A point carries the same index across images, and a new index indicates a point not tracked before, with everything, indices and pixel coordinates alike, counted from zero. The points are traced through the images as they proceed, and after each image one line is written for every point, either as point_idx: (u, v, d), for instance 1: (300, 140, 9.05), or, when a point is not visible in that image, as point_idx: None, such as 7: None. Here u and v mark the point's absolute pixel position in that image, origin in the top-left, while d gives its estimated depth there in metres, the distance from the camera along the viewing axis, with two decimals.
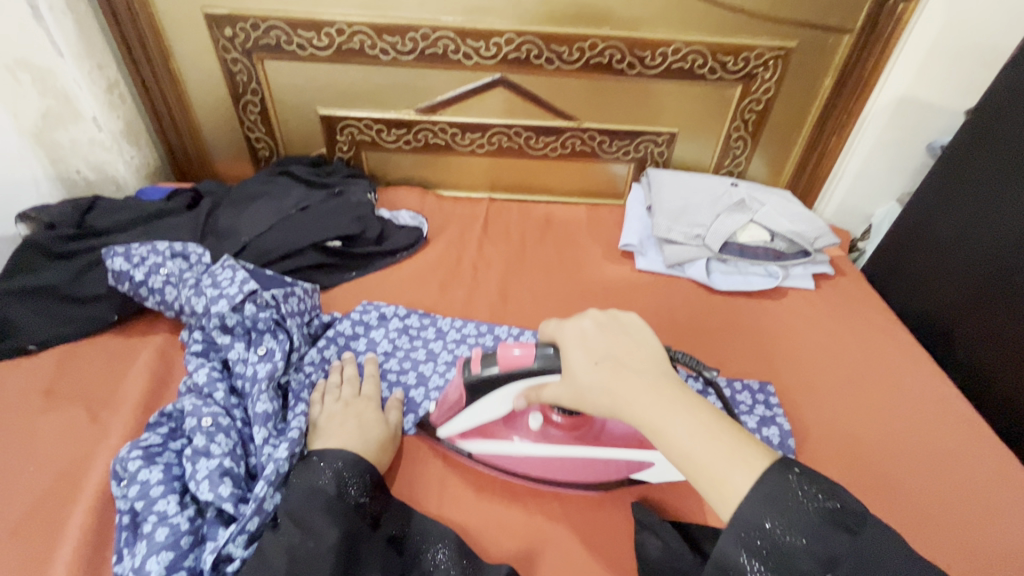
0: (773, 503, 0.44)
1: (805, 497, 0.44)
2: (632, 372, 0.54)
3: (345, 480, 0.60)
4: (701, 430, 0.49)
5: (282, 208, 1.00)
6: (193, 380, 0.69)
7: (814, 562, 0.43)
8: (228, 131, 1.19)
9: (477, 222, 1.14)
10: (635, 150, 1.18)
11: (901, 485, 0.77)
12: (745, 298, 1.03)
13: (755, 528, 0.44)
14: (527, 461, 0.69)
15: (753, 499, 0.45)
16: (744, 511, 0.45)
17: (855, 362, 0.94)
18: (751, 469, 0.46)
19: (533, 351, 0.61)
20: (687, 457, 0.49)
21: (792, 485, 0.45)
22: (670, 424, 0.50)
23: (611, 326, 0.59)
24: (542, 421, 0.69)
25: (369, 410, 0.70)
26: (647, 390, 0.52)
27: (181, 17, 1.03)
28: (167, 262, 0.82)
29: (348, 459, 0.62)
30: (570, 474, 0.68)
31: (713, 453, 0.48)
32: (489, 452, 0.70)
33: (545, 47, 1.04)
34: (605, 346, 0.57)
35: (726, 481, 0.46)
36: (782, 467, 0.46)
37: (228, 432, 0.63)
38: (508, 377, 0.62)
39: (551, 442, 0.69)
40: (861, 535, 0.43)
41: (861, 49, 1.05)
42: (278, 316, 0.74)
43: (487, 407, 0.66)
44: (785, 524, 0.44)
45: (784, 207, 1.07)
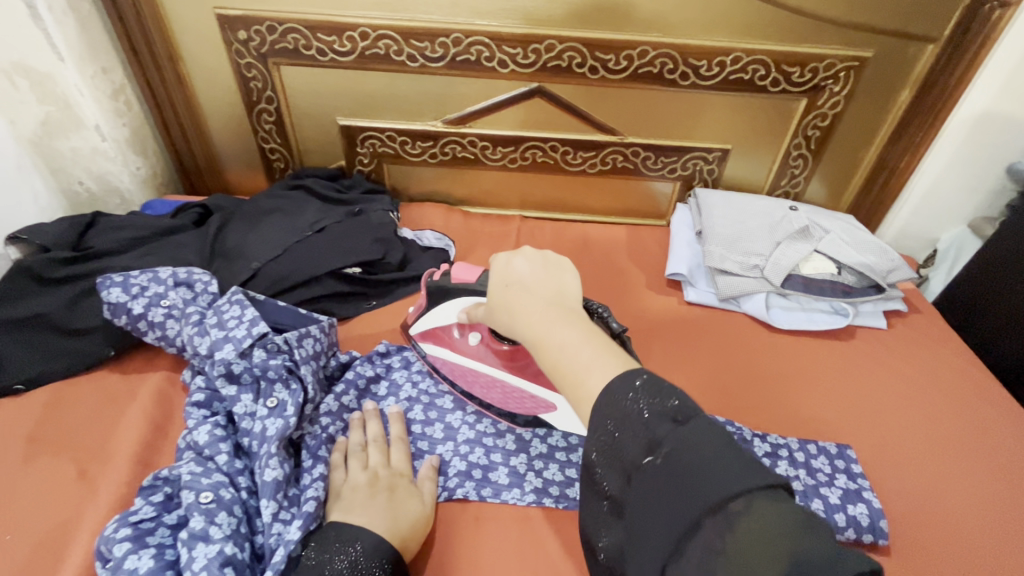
0: (609, 399, 0.43)
1: (641, 394, 0.42)
2: (535, 295, 0.53)
3: (361, 567, 0.51)
4: (580, 342, 0.48)
5: (297, 228, 0.91)
6: (193, 439, 0.60)
7: (638, 448, 0.41)
8: (241, 141, 1.10)
9: (508, 245, 1.04)
10: (682, 168, 1.07)
11: (1009, 572, 0.66)
12: (808, 338, 0.92)
13: (596, 420, 0.43)
14: (461, 371, 0.72)
15: (601, 400, 0.43)
16: (591, 407, 0.44)
17: (941, 415, 0.83)
18: (605, 376, 0.45)
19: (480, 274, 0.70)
20: (558, 365, 0.48)
21: (631, 385, 0.43)
22: (550, 335, 0.49)
23: (537, 260, 0.57)
24: (482, 339, 0.71)
25: (396, 481, 0.61)
26: (541, 308, 0.51)
27: (191, 18, 0.94)
28: (169, 292, 0.74)
29: (368, 547, 0.53)
30: (494, 395, 0.71)
31: (579, 362, 0.47)
32: (434, 353, 0.74)
33: (589, 54, 0.93)
34: (522, 274, 0.55)
35: (583, 384, 0.45)
36: (630, 374, 0.44)
37: (232, 508, 0.54)
38: (457, 290, 0.69)
39: (484, 361, 0.71)
40: (687, 427, 0.40)
41: (946, 59, 0.92)
42: (291, 362, 0.65)
43: (437, 316, 0.72)
44: (613, 417, 0.42)
45: (852, 235, 0.96)
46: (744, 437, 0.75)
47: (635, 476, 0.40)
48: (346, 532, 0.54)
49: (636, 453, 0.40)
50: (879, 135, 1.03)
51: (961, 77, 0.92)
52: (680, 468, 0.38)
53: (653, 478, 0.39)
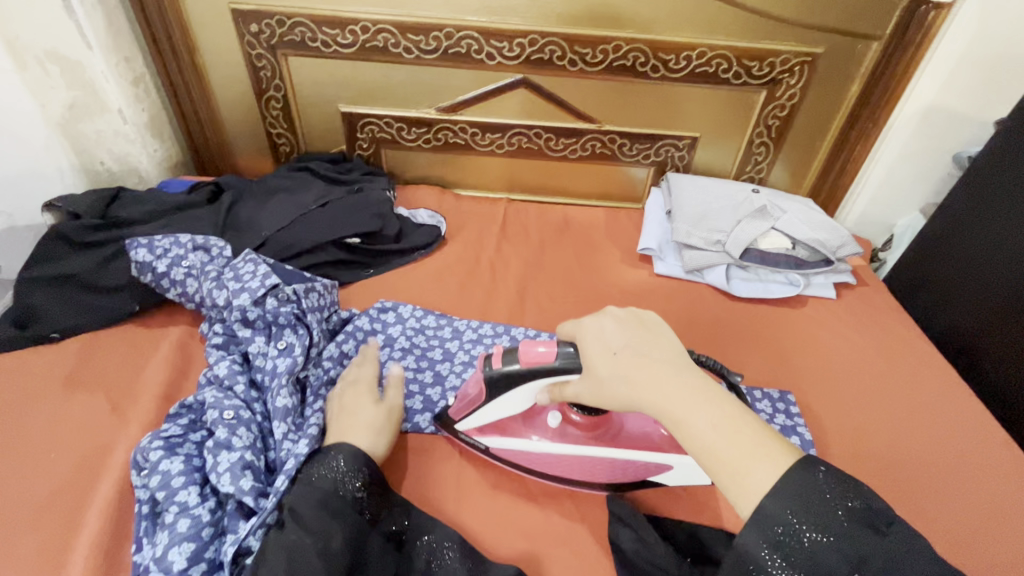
0: (801, 499, 0.46)
1: (833, 497, 0.46)
2: (652, 363, 0.55)
3: (343, 473, 0.59)
4: (721, 424, 0.51)
5: (303, 203, 1.00)
6: (214, 373, 0.69)
7: (841, 560, 0.44)
8: (251, 127, 1.20)
9: (495, 223, 1.13)
10: (655, 154, 1.17)
11: (923, 501, 0.76)
12: (764, 307, 1.02)
13: (776, 518, 0.46)
14: (545, 459, 0.69)
15: (780, 495, 0.46)
16: (767, 505, 0.46)
17: (876, 372, 0.93)
18: (776, 468, 0.48)
19: (556, 349, 0.61)
20: (706, 446, 0.51)
21: (820, 484, 0.46)
22: (692, 417, 0.52)
23: (627, 319, 0.60)
24: (560, 419, 0.69)
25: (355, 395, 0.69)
26: (669, 379, 0.54)
27: (207, 13, 1.04)
28: (189, 254, 0.83)
29: (343, 454, 0.61)
30: (588, 474, 0.68)
31: (734, 448, 0.50)
32: (507, 448, 0.69)
33: (568, 48, 1.03)
34: (624, 339, 0.58)
35: (748, 475, 0.48)
36: (808, 467, 0.47)
37: (250, 426, 0.64)
38: (529, 375, 0.62)
39: (569, 442, 0.68)
40: (889, 535, 0.45)
41: (891, 56, 1.02)
42: (299, 311, 0.74)
43: (510, 402, 0.66)
44: (811, 517, 0.45)
45: (806, 215, 1.06)
46: None
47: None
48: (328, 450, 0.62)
49: (843, 565, 0.44)
50: (834, 126, 1.13)
51: (904, 72, 1.02)
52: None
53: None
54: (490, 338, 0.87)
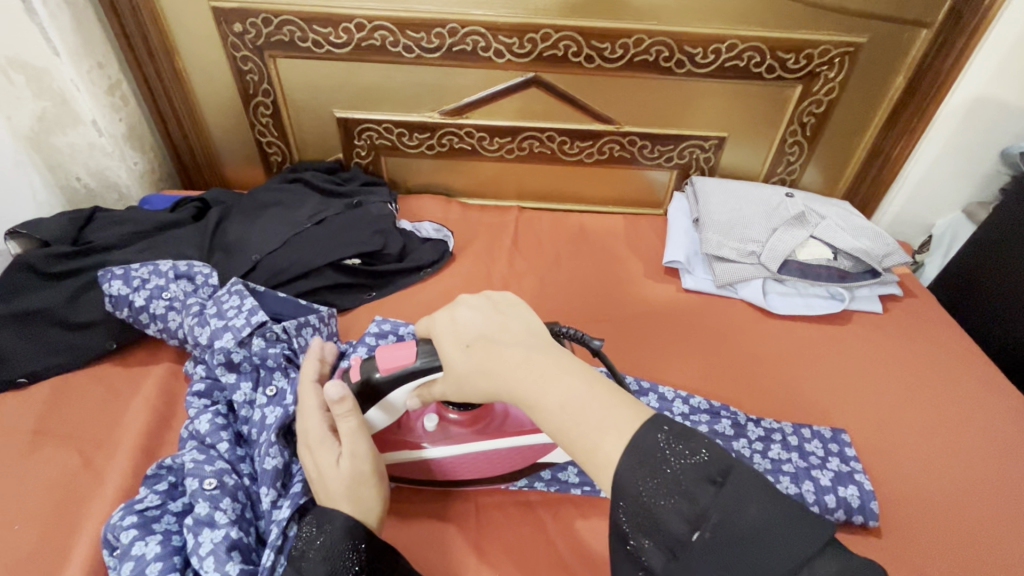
0: (640, 460, 0.39)
1: (672, 455, 0.39)
2: (504, 348, 0.47)
3: (336, 548, 0.49)
4: (578, 399, 0.43)
5: (296, 221, 0.91)
6: (195, 428, 0.61)
7: (681, 523, 0.37)
8: (239, 136, 1.10)
9: (507, 235, 1.04)
10: (678, 156, 1.08)
11: (1002, 547, 0.67)
12: (805, 324, 0.93)
13: (623, 489, 0.39)
14: (435, 466, 0.64)
15: (626, 464, 0.39)
16: (616, 476, 0.39)
17: (935, 396, 0.84)
18: (623, 435, 0.41)
19: (416, 348, 0.55)
20: (560, 428, 0.43)
21: (658, 444, 0.39)
22: (546, 395, 0.44)
23: (481, 306, 0.51)
24: (438, 420, 0.64)
25: (329, 450, 0.53)
26: (522, 360, 0.46)
27: (186, 12, 0.94)
28: (170, 284, 0.74)
29: (320, 535, 0.50)
30: (482, 471, 0.65)
31: (587, 419, 0.42)
32: (392, 462, 0.64)
33: (585, 43, 0.94)
34: (476, 326, 0.50)
35: (598, 449, 0.41)
36: (648, 428, 0.40)
37: (235, 494, 0.56)
38: (390, 382, 0.56)
39: (453, 442, 0.63)
40: (729, 487, 0.37)
41: (942, 44, 0.92)
42: (289, 352, 0.67)
43: (382, 415, 0.59)
44: (652, 477, 0.38)
45: (846, 220, 0.97)
46: (740, 420, 0.76)
47: (684, 553, 0.37)
48: (320, 515, 0.51)
49: (682, 530, 0.37)
50: (874, 121, 1.03)
51: (956, 61, 0.93)
52: (737, 537, 0.36)
53: (706, 554, 0.36)
54: None
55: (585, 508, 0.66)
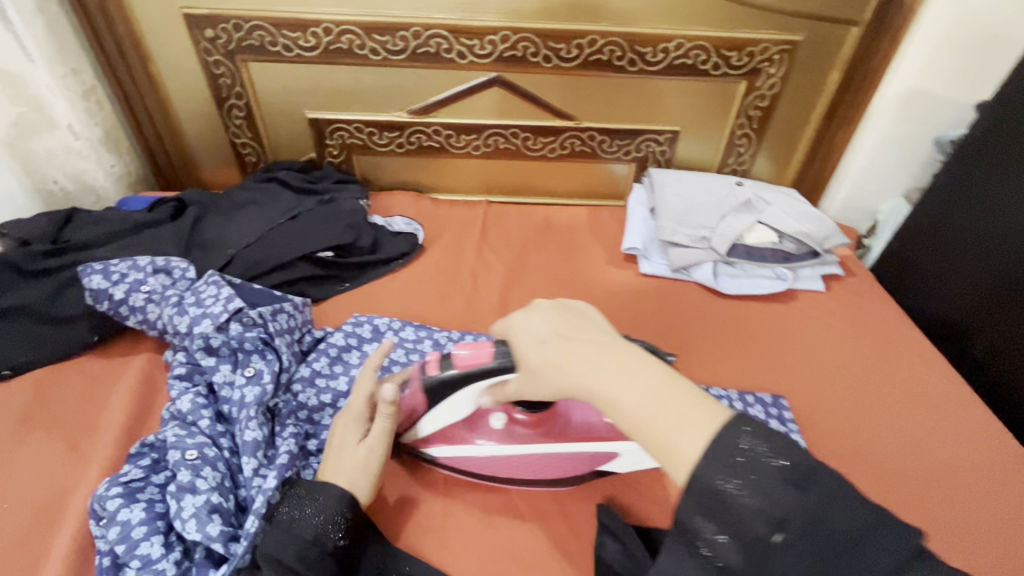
0: (722, 461, 0.40)
1: (756, 457, 0.40)
2: (580, 346, 0.49)
3: (325, 517, 0.56)
4: (651, 395, 0.44)
5: (271, 217, 0.95)
6: (176, 408, 0.65)
7: (763, 523, 0.38)
8: (213, 138, 1.13)
9: (475, 227, 1.10)
10: (636, 150, 1.14)
11: (922, 496, 0.74)
12: (753, 303, 0.99)
13: (706, 487, 0.40)
14: (492, 462, 0.67)
15: (706, 462, 0.40)
16: (695, 474, 0.40)
17: (870, 364, 0.91)
18: (703, 434, 0.41)
19: (492, 349, 0.59)
20: (634, 423, 0.44)
21: (742, 447, 0.40)
22: (622, 392, 0.45)
23: (556, 311, 0.55)
24: (505, 420, 0.67)
25: (351, 437, 0.61)
26: (595, 357, 0.48)
27: (157, 18, 0.97)
28: (148, 278, 0.78)
29: (311, 500, 0.57)
30: (537, 473, 0.68)
31: (662, 417, 0.43)
32: (453, 455, 0.68)
33: (542, 44, 0.99)
34: (552, 328, 0.53)
35: (676, 448, 0.41)
36: (731, 429, 0.41)
37: (216, 464, 0.60)
38: (466, 379, 0.60)
39: (517, 442, 0.67)
40: (813, 492, 0.39)
41: (871, 41, 1.00)
42: (266, 335, 0.71)
43: (451, 408, 0.64)
44: (737, 478, 0.39)
45: (790, 206, 1.04)
46: None
47: (765, 553, 0.38)
48: (312, 488, 0.58)
49: (763, 530, 0.38)
50: (816, 113, 1.11)
51: (885, 57, 1.00)
52: (817, 538, 0.38)
53: (787, 554, 0.38)
54: None
55: None
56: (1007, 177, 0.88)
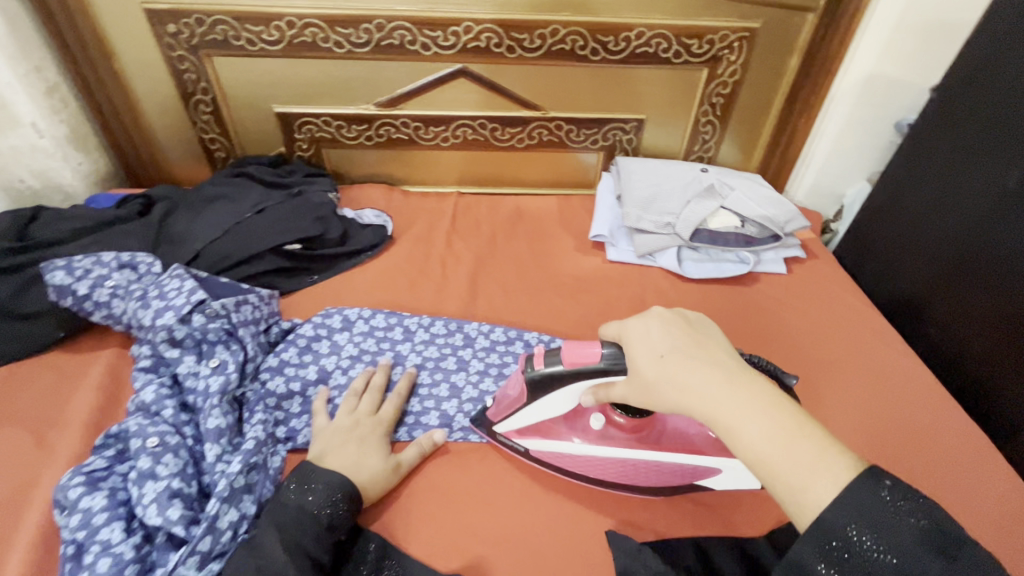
0: (860, 512, 0.42)
1: (898, 514, 0.42)
2: (702, 368, 0.52)
3: (326, 500, 0.60)
4: (778, 436, 0.47)
5: (239, 211, 0.96)
6: (141, 399, 0.66)
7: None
8: (181, 133, 1.13)
9: (445, 217, 1.11)
10: (603, 139, 1.16)
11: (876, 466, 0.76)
12: (717, 286, 1.02)
13: (835, 533, 0.42)
14: (586, 461, 0.70)
15: (838, 508, 0.42)
16: (822, 518, 0.43)
17: (830, 341, 0.93)
18: (837, 480, 0.44)
19: (601, 349, 0.59)
20: (761, 459, 0.47)
21: (884, 500, 0.42)
22: (747, 425, 0.48)
23: (677, 325, 0.56)
24: (604, 421, 0.70)
25: (383, 448, 0.68)
26: (719, 383, 0.50)
27: (118, 14, 0.97)
28: (113, 273, 0.79)
29: (339, 493, 0.61)
30: (629, 478, 0.69)
31: (791, 457, 0.46)
32: (547, 451, 0.70)
33: (504, 34, 1.00)
34: (671, 342, 0.54)
35: (805, 491, 0.44)
36: (871, 482, 0.43)
37: (177, 451, 0.61)
38: (572, 375, 0.61)
39: (614, 444, 0.69)
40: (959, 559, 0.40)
41: (826, 27, 1.02)
42: (229, 326, 0.72)
43: (549, 404, 0.66)
44: (874, 534, 0.41)
45: (753, 191, 1.06)
46: None
47: None
48: (316, 472, 0.62)
49: None
50: (777, 98, 1.13)
51: (841, 43, 1.02)
52: None
53: None
54: (442, 337, 0.86)
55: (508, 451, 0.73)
56: (958, 153, 0.89)
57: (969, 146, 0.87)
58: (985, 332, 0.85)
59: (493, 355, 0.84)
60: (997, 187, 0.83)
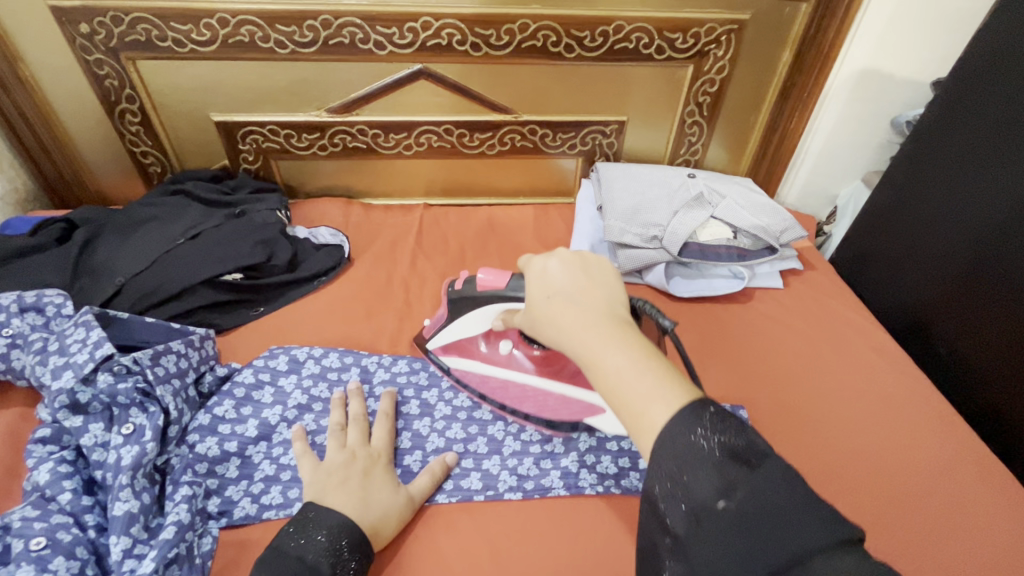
0: (678, 432, 0.38)
1: (708, 428, 0.38)
2: (581, 307, 0.47)
3: (334, 551, 0.51)
4: (638, 368, 0.42)
5: (169, 236, 0.84)
6: (33, 481, 0.53)
7: (710, 491, 0.36)
8: (110, 147, 1.01)
9: (410, 234, 1.00)
10: (582, 143, 1.07)
11: (897, 509, 0.68)
12: (710, 305, 0.93)
13: (658, 456, 0.38)
14: (491, 380, 0.72)
15: (665, 431, 0.38)
16: (657, 440, 0.38)
17: (834, 363, 0.85)
18: (671, 407, 0.39)
19: (511, 278, 0.67)
20: (614, 391, 0.42)
21: (699, 416, 0.38)
22: (606, 356, 0.43)
23: (574, 265, 0.51)
24: (516, 347, 0.72)
25: (389, 480, 0.61)
26: (591, 320, 0.46)
27: (20, 13, 0.84)
28: (12, 319, 0.67)
29: (344, 548, 0.52)
30: (527, 405, 0.70)
31: (639, 387, 0.41)
32: (462, 367, 0.74)
33: (468, 31, 0.90)
34: (561, 282, 0.50)
35: (644, 416, 0.40)
36: (695, 406, 0.39)
37: (73, 551, 0.49)
38: (483, 298, 0.68)
39: (519, 370, 0.71)
40: (763, 468, 0.36)
41: (820, 19, 0.94)
42: (146, 384, 0.60)
43: (467, 324, 0.72)
44: (685, 449, 0.37)
45: (745, 198, 0.98)
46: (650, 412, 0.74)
47: (711, 521, 0.35)
48: (319, 515, 0.54)
49: (708, 497, 0.36)
50: (768, 96, 1.05)
51: (836, 36, 0.94)
52: (766, 513, 0.34)
53: (732, 525, 0.35)
54: (405, 377, 0.76)
55: (480, 514, 0.63)
56: (971, 149, 0.80)
57: (987, 144, 0.78)
58: (1000, 354, 0.77)
59: (461, 397, 0.74)
60: (1018, 190, 0.74)
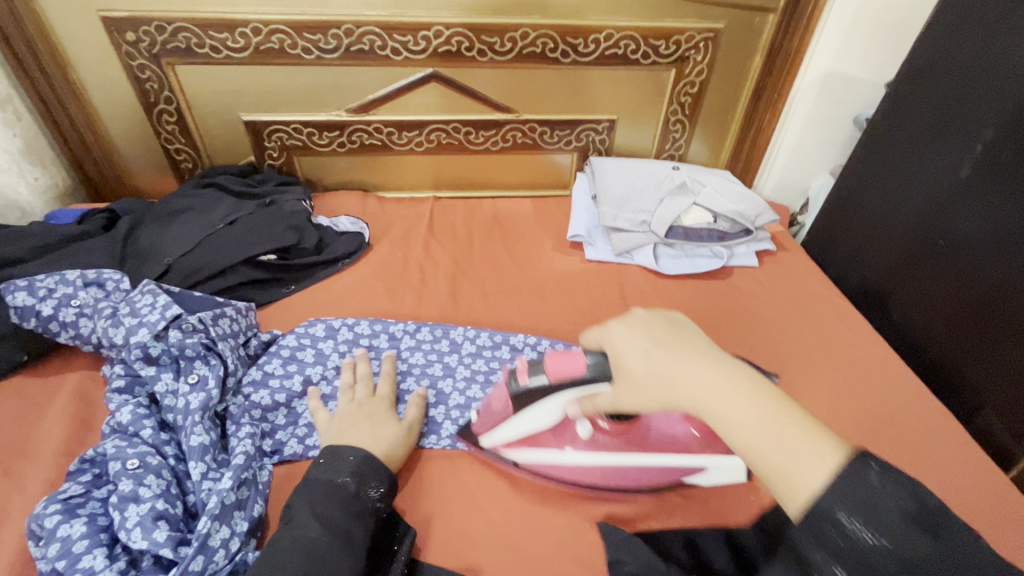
0: (846, 497, 0.39)
1: (885, 491, 0.38)
2: (685, 358, 0.50)
3: (359, 479, 0.60)
4: (770, 422, 0.45)
5: (209, 222, 0.94)
6: (116, 420, 0.63)
7: (891, 562, 0.37)
8: (146, 144, 1.10)
9: (422, 223, 1.10)
10: (577, 140, 1.18)
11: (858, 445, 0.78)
12: (694, 282, 1.04)
13: (822, 518, 0.39)
14: (575, 469, 0.69)
15: (829, 492, 0.40)
16: (815, 504, 0.40)
17: (805, 329, 0.96)
18: (824, 465, 0.41)
19: (584, 358, 0.59)
20: (750, 445, 0.45)
21: (871, 481, 0.39)
22: (730, 410, 0.47)
23: (658, 320, 0.55)
24: (591, 428, 0.68)
25: (390, 417, 0.70)
26: (702, 372, 0.49)
27: (73, 22, 0.93)
28: (79, 292, 0.76)
29: (373, 473, 0.62)
30: (621, 482, 0.69)
31: (779, 445, 0.44)
32: (536, 460, 0.69)
33: (475, 38, 1.01)
34: (654, 335, 0.53)
35: (796, 476, 0.42)
36: (858, 463, 0.40)
37: (160, 472, 0.59)
38: (557, 386, 0.61)
39: (602, 450, 0.68)
40: (948, 540, 0.37)
41: (787, 28, 1.06)
42: (208, 340, 0.70)
43: (540, 414, 0.67)
44: (861, 515, 0.38)
45: (724, 187, 1.09)
46: None
47: None
48: (341, 451, 0.63)
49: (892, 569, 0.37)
50: (744, 95, 1.16)
51: (800, 42, 1.06)
52: None
53: None
54: (429, 344, 0.85)
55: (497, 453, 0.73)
56: (914, 141, 0.93)
57: (927, 137, 0.90)
58: (946, 317, 0.89)
59: (480, 361, 0.84)
60: (951, 178, 0.87)
